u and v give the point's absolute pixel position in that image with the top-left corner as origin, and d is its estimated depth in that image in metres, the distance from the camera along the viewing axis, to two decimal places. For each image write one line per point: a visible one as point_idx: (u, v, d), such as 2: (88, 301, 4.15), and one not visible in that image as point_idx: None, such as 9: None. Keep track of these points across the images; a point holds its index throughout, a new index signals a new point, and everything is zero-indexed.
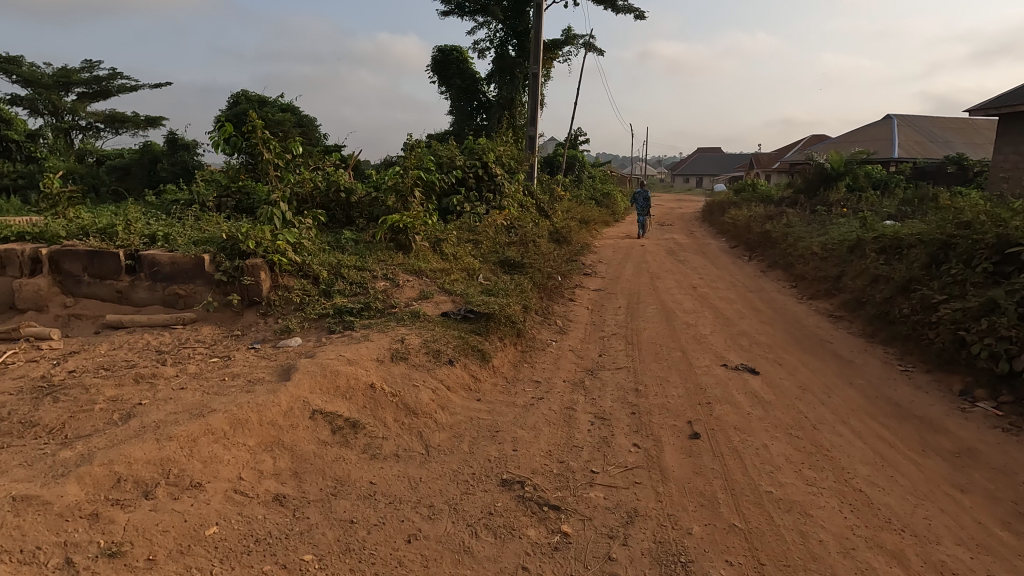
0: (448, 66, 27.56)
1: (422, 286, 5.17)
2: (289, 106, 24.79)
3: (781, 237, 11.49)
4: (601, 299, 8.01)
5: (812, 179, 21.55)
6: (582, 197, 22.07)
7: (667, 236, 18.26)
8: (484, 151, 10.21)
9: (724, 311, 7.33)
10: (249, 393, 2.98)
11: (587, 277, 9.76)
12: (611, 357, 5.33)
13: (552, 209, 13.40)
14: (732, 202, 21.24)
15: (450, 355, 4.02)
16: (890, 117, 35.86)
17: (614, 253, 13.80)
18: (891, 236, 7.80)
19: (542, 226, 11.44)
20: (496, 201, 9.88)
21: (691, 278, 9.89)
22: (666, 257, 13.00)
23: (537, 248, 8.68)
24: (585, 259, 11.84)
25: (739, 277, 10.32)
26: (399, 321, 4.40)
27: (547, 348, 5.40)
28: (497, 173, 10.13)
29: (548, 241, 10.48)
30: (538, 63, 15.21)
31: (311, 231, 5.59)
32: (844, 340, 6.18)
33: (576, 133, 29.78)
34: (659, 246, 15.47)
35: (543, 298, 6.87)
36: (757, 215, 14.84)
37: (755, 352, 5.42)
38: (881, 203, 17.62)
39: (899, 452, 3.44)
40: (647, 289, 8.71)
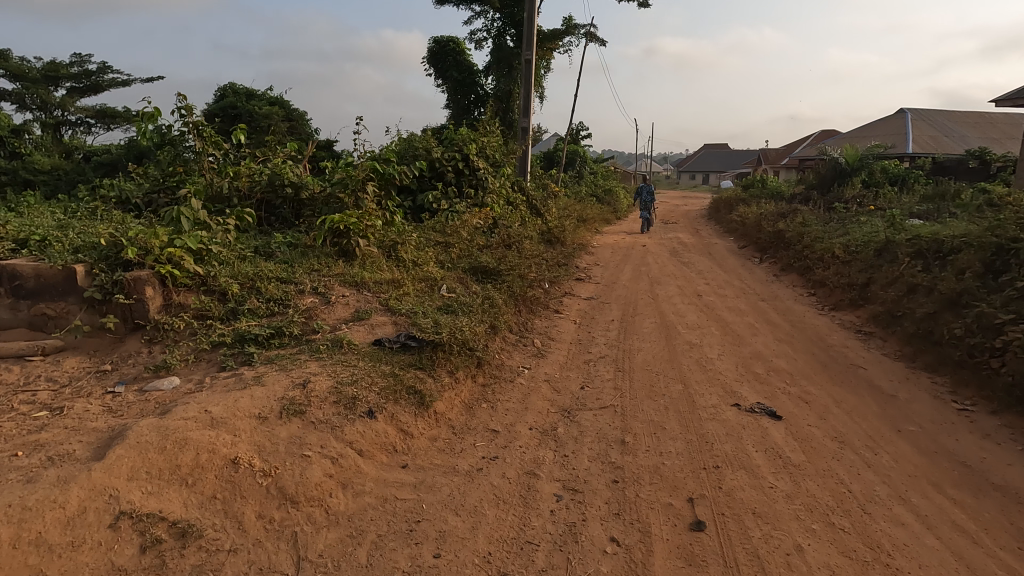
0: (444, 57, 26.55)
1: (360, 304, 4.18)
2: (278, 100, 23.82)
3: (795, 237, 10.43)
4: (592, 310, 7.01)
5: (825, 175, 20.41)
6: (582, 194, 21.02)
7: (671, 235, 17.20)
8: (466, 142, 9.20)
9: (733, 325, 6.30)
10: (26, 486, 2.02)
11: (578, 283, 8.74)
12: (594, 390, 4.32)
13: (545, 207, 12.37)
14: (739, 199, 20.14)
15: (370, 402, 3.02)
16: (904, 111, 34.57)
17: (612, 254, 12.76)
18: (928, 238, 6.75)
19: (533, 225, 10.45)
20: (478, 198, 8.89)
21: (695, 284, 8.85)
22: (668, 259, 11.95)
23: (520, 252, 7.68)
24: (580, 261, 10.82)
25: (749, 283, 9.27)
26: (314, 353, 3.40)
27: (517, 378, 4.39)
28: (481, 166, 9.12)
29: (538, 242, 9.48)
30: (532, 50, 14.18)
31: (232, 233, 4.61)
32: (878, 365, 5.15)
33: (577, 128, 28.71)
34: (662, 246, 14.42)
35: (521, 312, 5.87)
36: (768, 213, 13.77)
37: (772, 384, 4.40)
38: (900, 200, 16.50)
39: (989, 556, 2.43)
40: (645, 298, 7.69)
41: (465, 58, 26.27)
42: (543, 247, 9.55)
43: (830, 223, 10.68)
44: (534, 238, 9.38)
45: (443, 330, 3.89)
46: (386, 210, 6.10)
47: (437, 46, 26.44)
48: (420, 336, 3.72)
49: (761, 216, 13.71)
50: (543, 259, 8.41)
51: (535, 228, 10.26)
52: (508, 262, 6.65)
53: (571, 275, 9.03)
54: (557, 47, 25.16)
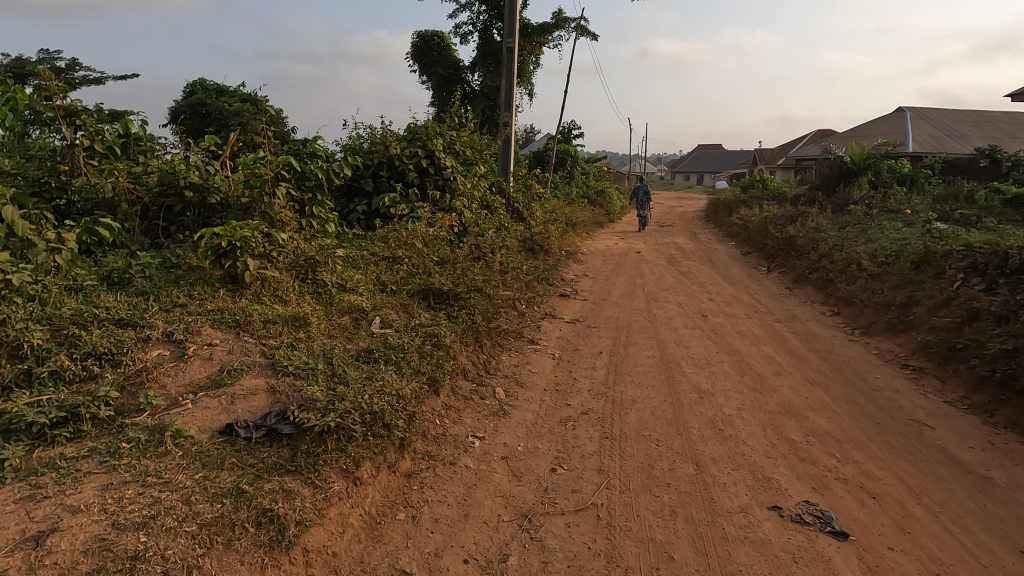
0: (428, 53, 25.30)
1: (230, 359, 2.90)
2: (251, 97, 22.54)
3: (810, 245, 9.24)
4: (576, 337, 5.78)
5: (829, 175, 19.31)
6: (573, 195, 19.83)
7: (668, 239, 16.05)
8: (433, 136, 7.92)
9: (751, 359, 5.09)
10: None
11: (562, 300, 7.51)
12: (571, 475, 3.07)
13: (528, 209, 11.14)
14: (739, 201, 19.01)
15: (169, 560, 1.78)
16: (904, 110, 33.66)
17: (602, 262, 11.55)
18: (986, 250, 5.56)
19: (512, 233, 9.20)
20: (445, 201, 7.63)
21: (697, 300, 7.66)
22: (665, 268, 10.76)
23: (490, 268, 6.44)
24: (565, 272, 9.61)
25: (759, 298, 8.08)
26: (111, 456, 2.12)
27: (463, 457, 3.14)
28: (450, 164, 7.85)
29: (515, 253, 8.24)
30: (516, 37, 12.94)
31: (68, 255, 3.35)
32: (946, 419, 3.94)
33: (568, 127, 27.57)
34: (657, 253, 13.24)
35: (482, 349, 4.63)
36: (773, 216, 12.60)
37: (817, 462, 3.18)
38: (911, 202, 15.42)
39: None
40: (641, 320, 6.49)
41: (451, 53, 25.04)
42: (522, 259, 8.33)
43: (848, 230, 9.49)
44: (510, 248, 8.13)
45: (342, 401, 2.62)
46: (312, 219, 4.82)
47: (421, 41, 25.17)
48: (299, 417, 2.43)
49: (766, 221, 12.55)
50: (518, 274, 7.16)
51: (514, 236, 9.02)
52: (471, 280, 5.38)
53: (554, 291, 7.81)
54: (547, 41, 23.96)
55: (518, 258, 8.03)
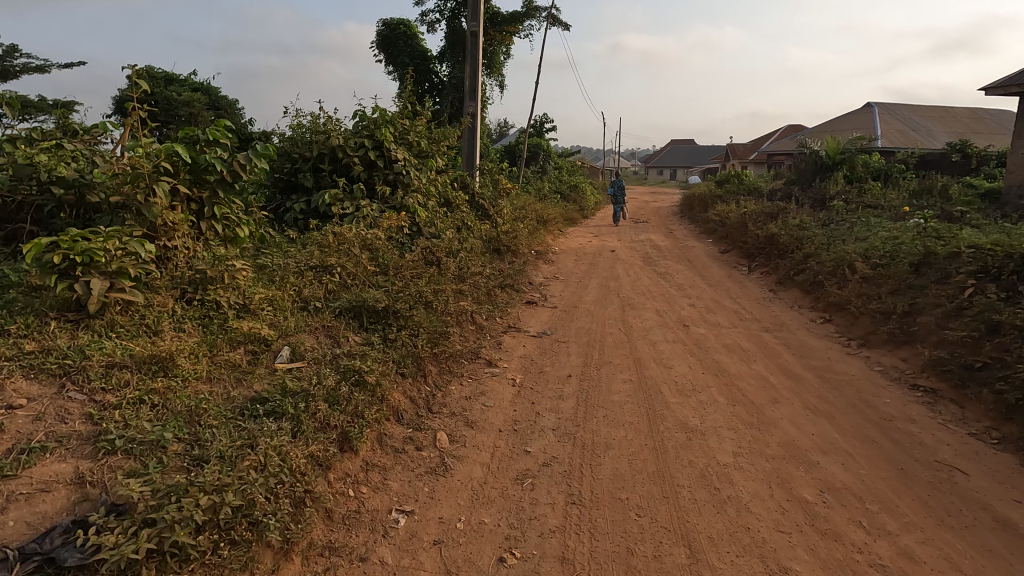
0: (393, 42, 24.19)
1: (36, 434, 2.07)
2: (202, 86, 21.14)
3: (793, 244, 8.67)
4: (541, 355, 5.02)
5: (804, 170, 18.97)
6: (546, 190, 19.11)
7: (643, 236, 15.45)
8: (381, 125, 7.01)
9: (742, 381, 4.40)
10: None
11: (529, 308, 6.74)
12: (525, 568, 2.30)
13: (495, 206, 10.34)
14: (714, 197, 18.54)
15: None
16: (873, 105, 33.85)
17: (575, 262, 10.82)
18: (998, 252, 4.98)
19: (475, 234, 8.37)
20: (395, 198, 6.76)
21: (676, 306, 6.99)
22: (641, 269, 10.09)
23: (443, 275, 5.63)
24: (534, 275, 8.85)
25: (742, 302, 7.44)
26: None
27: (382, 545, 2.34)
28: (402, 156, 6.94)
29: (476, 256, 7.43)
30: (481, 22, 12.07)
31: None
32: (979, 460, 3.30)
33: (541, 120, 26.80)
34: (633, 251, 12.60)
35: (425, 379, 3.83)
36: (751, 212, 12.06)
37: (841, 537, 2.50)
38: (889, 197, 15.12)
39: None
40: (616, 332, 5.76)
41: (418, 43, 23.98)
42: (485, 263, 7.53)
43: (833, 228, 8.94)
44: (470, 252, 7.33)
45: (178, 507, 1.83)
46: (214, 222, 3.91)
47: (385, 29, 24.07)
48: (91, 541, 1.69)
49: (746, 218, 12.00)
50: (478, 281, 6.38)
51: (478, 238, 8.21)
52: (416, 293, 4.56)
53: (520, 299, 7.04)
54: (517, 31, 23.10)
55: (478, 263, 7.24)
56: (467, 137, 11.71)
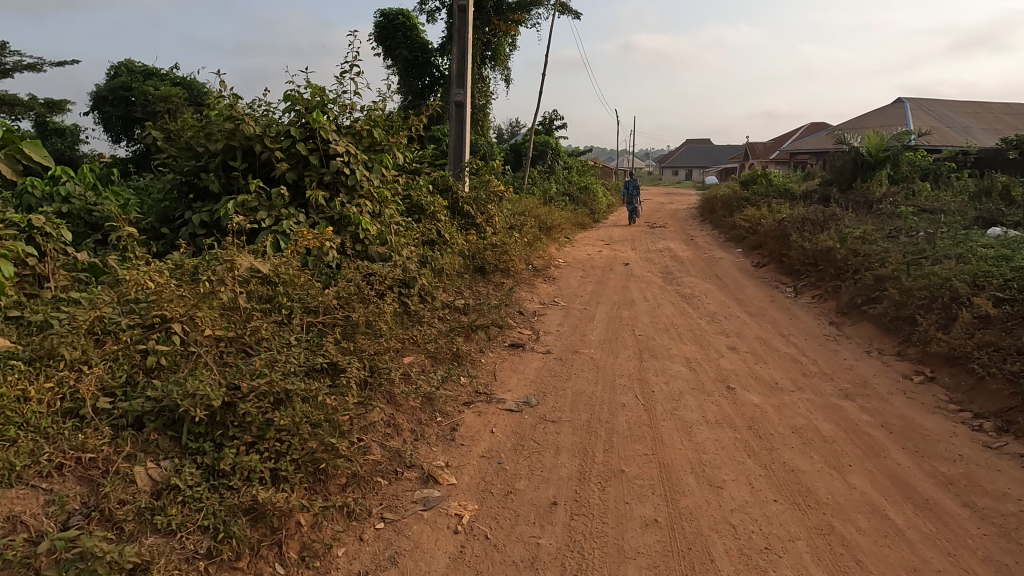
0: (391, 35, 22.58)
1: None
2: (183, 81, 19.68)
3: (857, 264, 6.82)
4: (516, 452, 3.27)
5: (841, 169, 16.99)
6: (552, 192, 17.31)
7: (660, 245, 13.61)
8: (317, 106, 5.22)
9: (846, 523, 2.64)
10: None
11: (511, 356, 4.99)
12: None
13: (483, 213, 8.58)
14: (740, 199, 16.63)
15: None
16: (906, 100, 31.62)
17: (580, 280, 9.04)
18: None
19: (447, 251, 6.63)
20: (334, 204, 5.01)
21: (712, 352, 5.19)
22: (661, 289, 8.28)
23: (378, 317, 3.90)
24: (527, 301, 7.11)
25: (798, 343, 5.63)
26: None
27: None
28: (345, 148, 5.18)
29: (442, 286, 5.72)
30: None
31: None
32: None
33: (549, 118, 25.07)
34: (649, 265, 10.79)
35: (281, 550, 2.16)
36: (791, 218, 10.18)
37: None
38: (945, 199, 13.15)
39: None
40: (631, 401, 3.99)
41: (417, 34, 22.24)
42: (455, 295, 5.82)
43: (907, 242, 7.09)
44: (434, 280, 5.62)
45: None
46: None
47: (384, 20, 22.42)
48: None
49: (785, 225, 10.12)
50: (436, 324, 4.66)
51: (451, 257, 6.47)
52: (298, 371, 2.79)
53: (502, 341, 5.30)
54: (524, 20, 21.31)
55: (445, 294, 5.54)
56: (454, 131, 9.92)
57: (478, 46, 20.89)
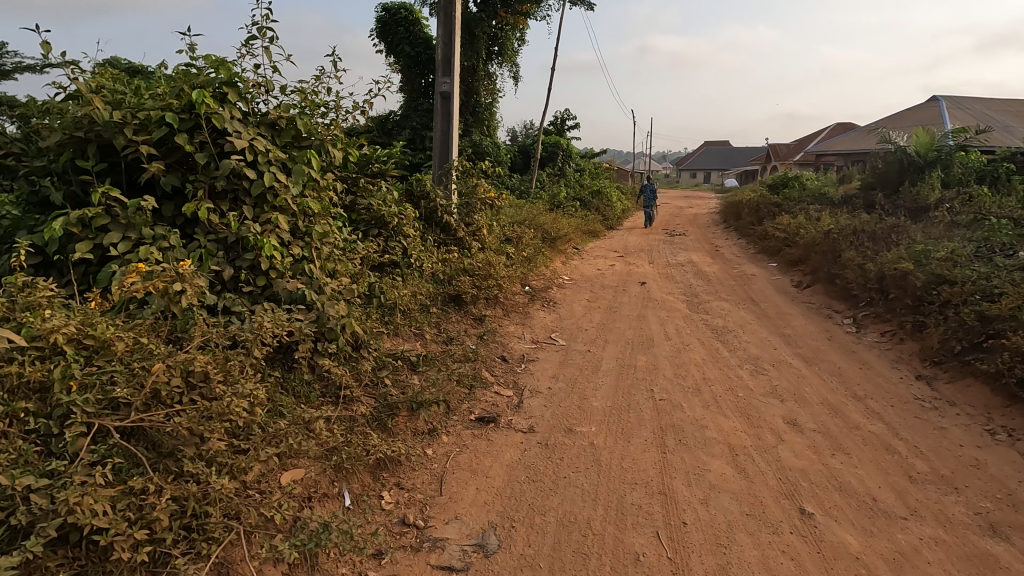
0: (393, 29, 21.23)
1: None
2: None
3: (949, 296, 5.20)
4: None
5: (884, 171, 15.21)
6: (561, 196, 15.75)
7: (681, 257, 11.99)
8: (212, 83, 3.75)
9: None
10: None
11: (476, 439, 3.47)
12: None
13: (467, 226, 7.11)
14: (770, 205, 14.92)
15: None
16: (942, 98, 29.66)
17: (586, 304, 7.51)
18: None
19: (405, 284, 5.13)
20: (228, 220, 3.53)
21: (766, 434, 3.63)
22: (685, 319, 6.69)
23: (240, 408, 2.40)
24: (515, 338, 5.59)
25: (884, 414, 4.04)
26: None
27: None
28: (249, 142, 3.71)
29: (388, 334, 4.24)
30: None
31: None
32: None
33: (561, 118, 23.60)
34: (669, 283, 9.20)
35: None
36: (841, 231, 8.52)
37: None
38: (1014, 204, 11.37)
39: None
40: (651, 549, 2.48)
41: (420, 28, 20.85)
42: (409, 345, 4.33)
43: (1010, 265, 5.46)
44: (376, 324, 4.11)
45: None
46: None
47: (386, 14, 21.11)
48: None
49: (835, 238, 8.45)
50: (354, 407, 3.20)
51: (409, 290, 4.98)
52: None
53: (467, 412, 3.79)
54: (534, 12, 19.82)
55: (389, 346, 4.04)
56: (439, 127, 8.43)
57: (484, 39, 19.42)
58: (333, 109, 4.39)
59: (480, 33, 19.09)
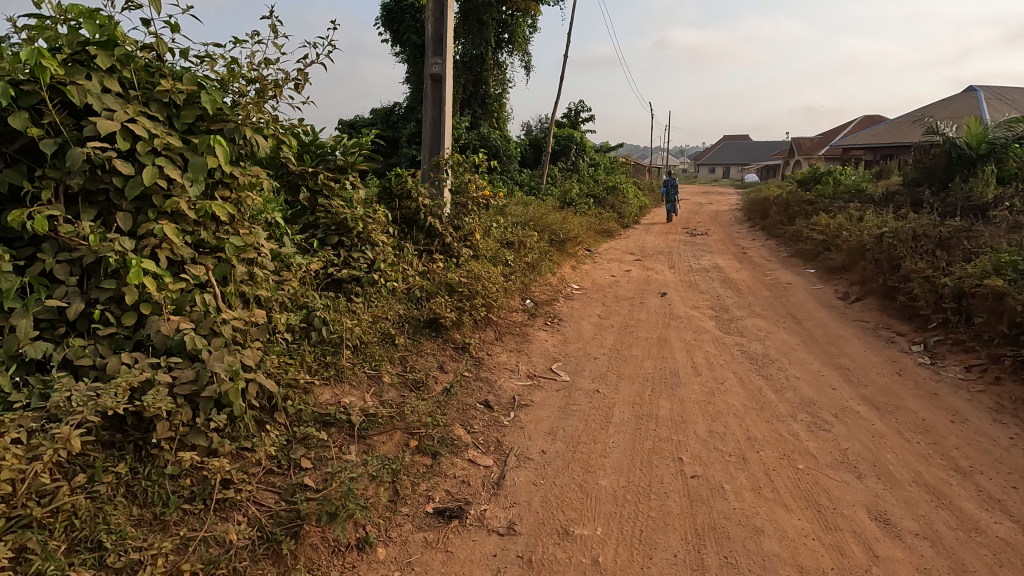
0: (399, 16, 20.09)
1: None
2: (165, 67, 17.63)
3: None
4: None
5: (929, 165, 13.83)
6: (574, 193, 14.58)
7: (705, 261, 10.78)
8: (74, 43, 2.71)
9: None
10: None
11: (430, 551, 2.42)
12: None
13: (454, 229, 6.05)
14: (802, 202, 13.62)
15: None
16: (979, 89, 27.96)
17: (596, 320, 6.40)
18: None
19: (363, 307, 4.07)
20: (84, 231, 2.49)
21: (851, 544, 2.52)
22: (716, 343, 5.55)
23: None
24: (505, 372, 4.51)
25: (1009, 504, 2.91)
26: None
27: None
28: (123, 125, 2.69)
29: (324, 382, 3.19)
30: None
31: None
32: None
33: (575, 110, 22.38)
34: (694, 293, 8.03)
35: None
36: (897, 235, 7.28)
37: None
38: None
39: None
40: None
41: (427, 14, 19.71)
42: (357, 395, 3.29)
43: None
44: (306, 369, 3.08)
45: None
46: None
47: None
48: None
49: (889, 244, 7.23)
50: (234, 519, 2.17)
51: (366, 317, 3.94)
52: None
53: (424, 500, 2.74)
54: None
55: (319, 402, 3.01)
56: (429, 114, 7.35)
57: (493, 26, 18.27)
58: (258, 79, 3.34)
59: (488, 19, 17.96)
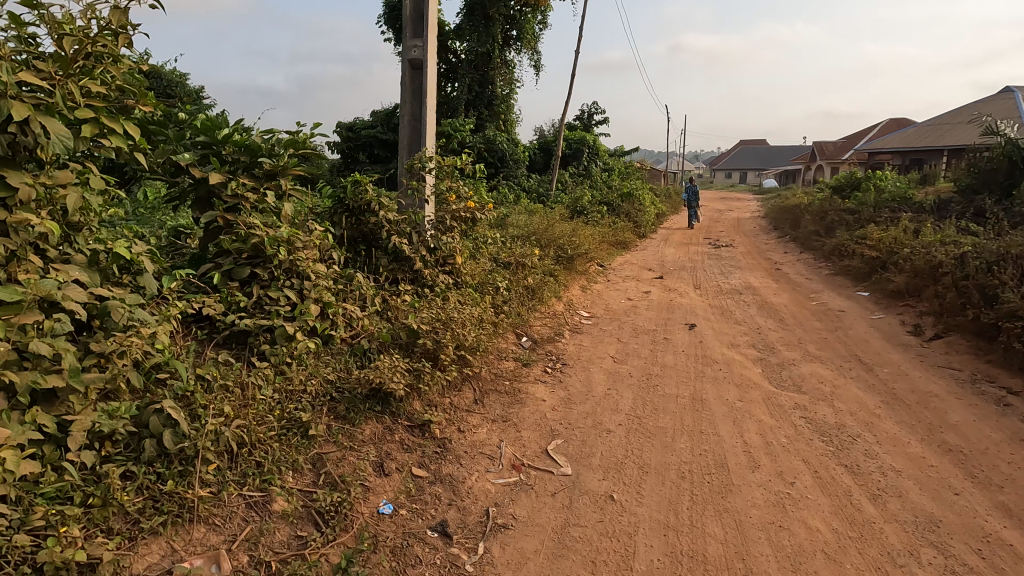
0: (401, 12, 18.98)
1: None
2: None
3: None
4: None
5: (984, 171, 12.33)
6: (585, 201, 13.22)
7: (735, 279, 9.37)
8: None
9: None
10: None
11: None
12: None
13: (428, 251, 4.75)
14: (841, 211, 12.16)
15: None
16: (1016, 90, 26.28)
17: (611, 364, 5.05)
18: None
19: (266, 378, 2.79)
20: None
21: None
22: (770, 404, 4.17)
23: None
24: (479, 459, 3.20)
25: None
26: None
27: None
28: None
29: (136, 540, 1.90)
30: None
31: None
32: None
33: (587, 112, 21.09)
34: (728, 323, 6.63)
35: None
36: (986, 256, 5.87)
37: None
38: None
39: None
40: None
41: None
42: (214, 551, 2.01)
43: None
44: (79, 530, 1.79)
45: None
46: None
47: None
48: None
49: (977, 267, 5.80)
50: None
51: (266, 397, 2.66)
52: None
53: None
54: None
55: None
56: (407, 107, 6.07)
57: (500, 21, 17.11)
58: (63, 31, 2.07)
59: (495, 14, 16.84)
